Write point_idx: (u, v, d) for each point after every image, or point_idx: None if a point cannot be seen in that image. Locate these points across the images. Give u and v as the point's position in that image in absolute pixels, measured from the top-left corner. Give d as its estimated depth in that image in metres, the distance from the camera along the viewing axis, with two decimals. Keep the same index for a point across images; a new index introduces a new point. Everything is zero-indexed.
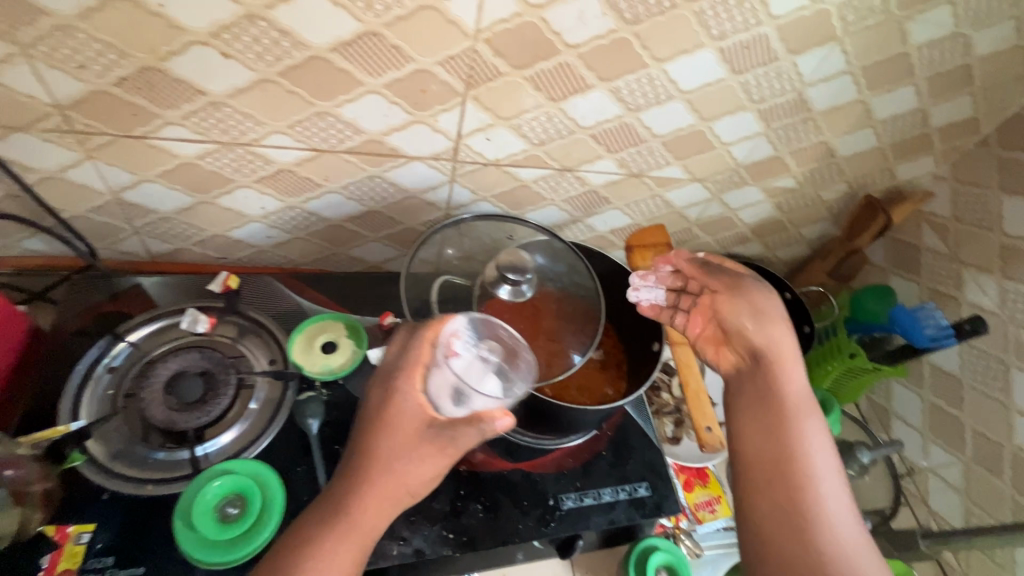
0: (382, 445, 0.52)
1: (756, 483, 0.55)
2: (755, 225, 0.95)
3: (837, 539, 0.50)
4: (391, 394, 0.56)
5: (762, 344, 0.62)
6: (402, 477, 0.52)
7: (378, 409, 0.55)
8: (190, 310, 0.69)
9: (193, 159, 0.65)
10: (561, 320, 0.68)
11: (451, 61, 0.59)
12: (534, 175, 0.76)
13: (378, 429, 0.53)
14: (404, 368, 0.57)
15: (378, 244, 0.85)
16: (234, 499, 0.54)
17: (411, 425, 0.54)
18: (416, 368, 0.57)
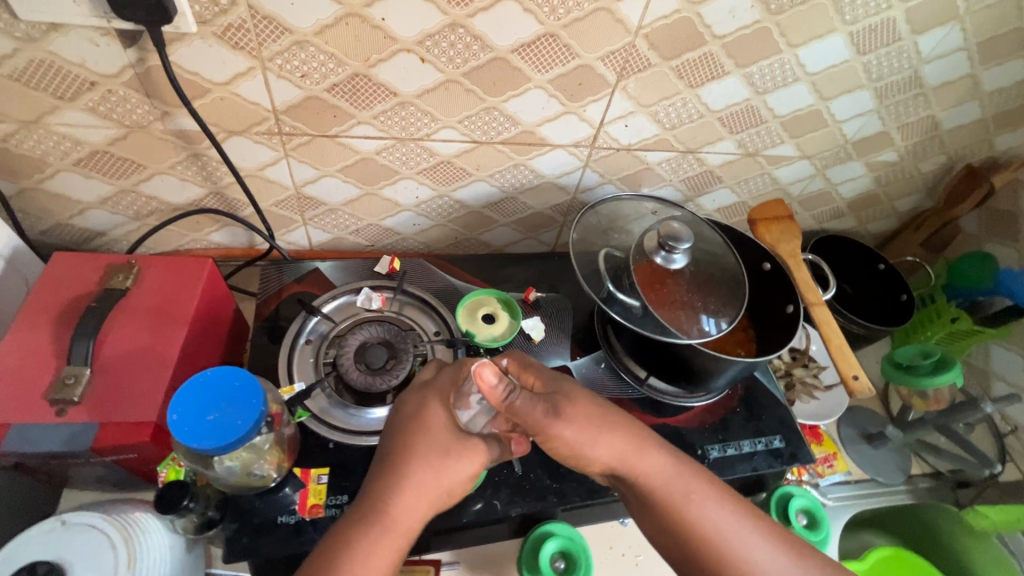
0: (415, 445, 0.55)
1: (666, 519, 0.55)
2: (852, 199, 1.00)
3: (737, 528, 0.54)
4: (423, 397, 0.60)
5: (602, 447, 0.56)
6: (441, 471, 0.54)
7: (416, 413, 0.58)
8: (365, 289, 0.78)
9: (371, 154, 0.74)
10: (705, 285, 0.71)
11: (611, 56, 0.66)
12: (660, 157, 0.83)
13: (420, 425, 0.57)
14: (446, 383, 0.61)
15: (507, 229, 0.93)
16: None
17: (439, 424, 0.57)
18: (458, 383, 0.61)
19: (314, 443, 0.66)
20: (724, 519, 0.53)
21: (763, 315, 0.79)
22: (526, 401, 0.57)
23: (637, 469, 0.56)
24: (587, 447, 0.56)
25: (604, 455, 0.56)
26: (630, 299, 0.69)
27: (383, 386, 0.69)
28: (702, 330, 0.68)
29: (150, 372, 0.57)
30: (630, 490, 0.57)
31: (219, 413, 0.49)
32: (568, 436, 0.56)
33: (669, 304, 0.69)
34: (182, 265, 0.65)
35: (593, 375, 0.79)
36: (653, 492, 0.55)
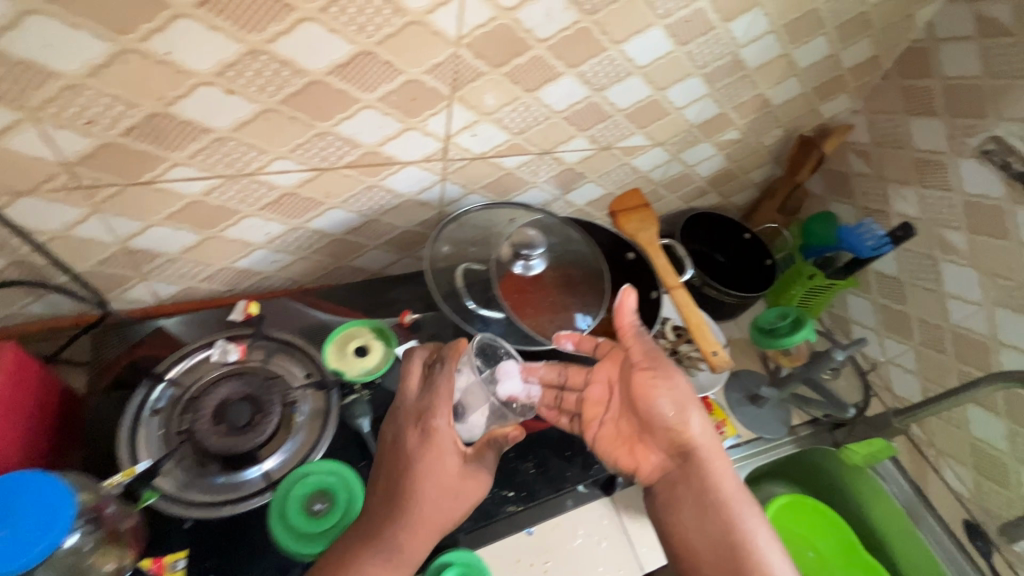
0: (405, 465, 0.59)
1: (696, 511, 0.66)
2: (710, 177, 1.06)
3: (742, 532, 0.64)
4: (425, 433, 0.59)
5: (697, 423, 0.68)
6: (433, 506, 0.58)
7: (400, 445, 0.60)
8: (220, 341, 0.72)
9: (200, 196, 0.68)
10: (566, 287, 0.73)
11: (437, 68, 0.65)
12: (516, 161, 0.83)
13: (422, 441, 0.59)
14: (429, 408, 0.60)
15: (379, 251, 0.89)
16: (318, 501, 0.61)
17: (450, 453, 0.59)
18: (442, 406, 0.60)
19: (176, 524, 0.60)
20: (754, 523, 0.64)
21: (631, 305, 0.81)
22: (640, 346, 0.68)
23: (711, 467, 0.67)
24: (676, 421, 0.67)
25: (696, 428, 0.67)
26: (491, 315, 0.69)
27: (246, 446, 0.64)
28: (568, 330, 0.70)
29: None
30: (704, 435, 0.68)
31: (12, 527, 0.44)
32: (683, 394, 0.67)
33: (537, 309, 0.70)
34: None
35: None
36: (729, 496, 0.66)
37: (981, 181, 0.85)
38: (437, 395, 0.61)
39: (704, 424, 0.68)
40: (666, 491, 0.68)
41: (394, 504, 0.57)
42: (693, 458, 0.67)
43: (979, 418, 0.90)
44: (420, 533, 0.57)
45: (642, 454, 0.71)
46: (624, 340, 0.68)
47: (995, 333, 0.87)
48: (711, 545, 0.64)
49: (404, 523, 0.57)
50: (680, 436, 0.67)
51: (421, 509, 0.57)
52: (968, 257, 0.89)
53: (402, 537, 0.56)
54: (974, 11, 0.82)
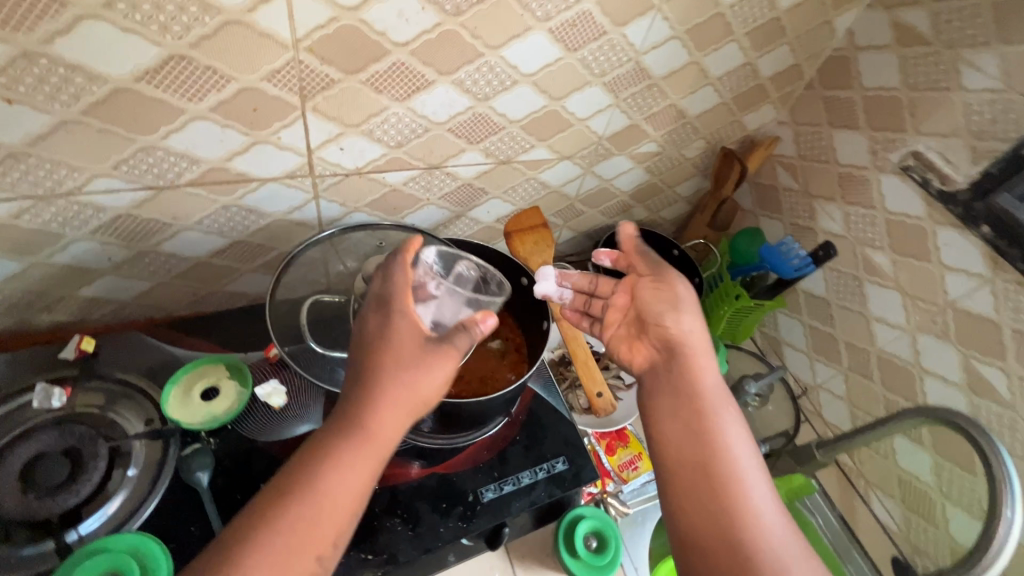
0: (380, 346, 0.53)
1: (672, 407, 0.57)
2: (633, 191, 1.00)
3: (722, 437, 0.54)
4: (387, 318, 0.54)
5: (689, 321, 0.62)
6: (414, 386, 0.51)
7: (380, 327, 0.54)
8: (40, 385, 0.63)
9: (7, 220, 0.59)
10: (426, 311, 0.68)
11: (277, 74, 0.57)
12: (401, 177, 0.75)
13: (383, 320, 0.54)
14: (398, 292, 0.55)
15: (256, 275, 0.81)
16: None
17: (411, 341, 0.53)
18: (405, 292, 0.56)
19: None
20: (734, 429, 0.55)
21: (529, 336, 0.77)
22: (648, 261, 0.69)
23: (695, 364, 0.59)
24: (669, 317, 0.62)
25: (688, 324, 0.62)
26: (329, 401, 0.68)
27: (53, 509, 0.56)
28: None
29: None
30: (694, 335, 0.61)
31: None
32: (680, 294, 0.64)
33: None
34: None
35: None
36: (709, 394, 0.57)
37: (902, 199, 0.80)
38: (393, 283, 0.56)
39: (695, 322, 0.62)
40: (650, 381, 0.61)
41: (368, 380, 0.51)
42: (681, 353, 0.60)
43: (905, 449, 0.85)
44: (392, 405, 0.50)
45: (636, 350, 0.65)
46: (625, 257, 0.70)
47: (920, 360, 0.82)
48: (681, 433, 0.55)
49: (368, 399, 0.50)
50: (670, 330, 0.62)
51: (391, 389, 0.51)
52: (892, 278, 0.84)
53: (366, 414, 0.49)
54: (891, 18, 0.76)
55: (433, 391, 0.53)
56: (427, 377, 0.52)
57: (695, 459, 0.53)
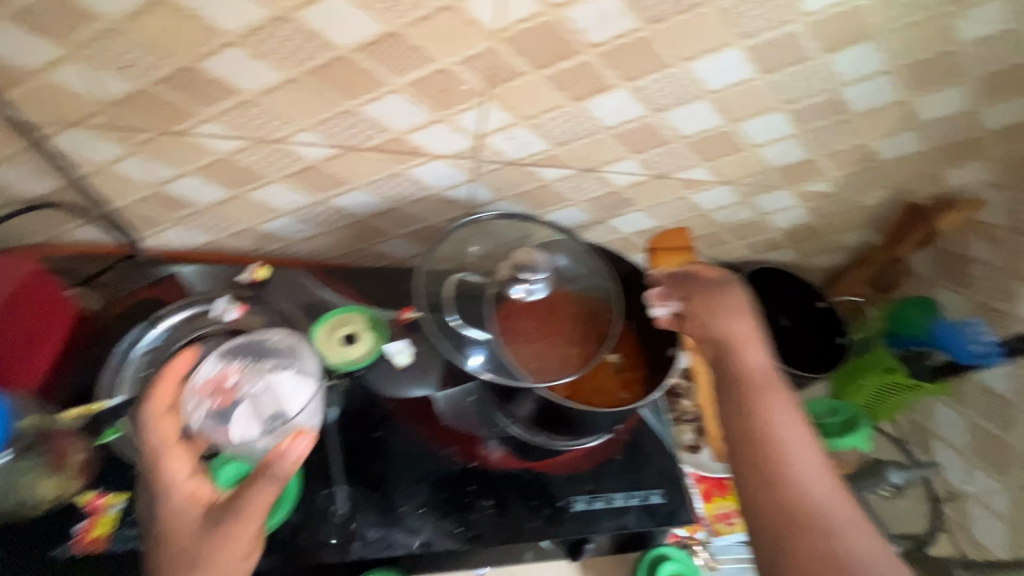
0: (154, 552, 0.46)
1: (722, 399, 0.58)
2: (788, 230, 0.92)
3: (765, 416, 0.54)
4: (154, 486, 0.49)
5: (735, 321, 0.64)
6: None
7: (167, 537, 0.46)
8: (219, 298, 0.73)
9: (227, 155, 0.68)
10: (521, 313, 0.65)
11: (472, 60, 0.60)
12: (556, 174, 0.76)
13: (162, 496, 0.49)
14: (156, 450, 0.51)
15: (402, 241, 0.87)
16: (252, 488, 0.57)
17: (184, 526, 0.46)
18: (167, 449, 0.51)
19: (122, 466, 0.60)
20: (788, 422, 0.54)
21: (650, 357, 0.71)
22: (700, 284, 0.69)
23: (733, 351, 0.62)
24: (713, 315, 0.65)
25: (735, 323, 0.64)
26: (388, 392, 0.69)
27: None
28: (553, 370, 0.62)
29: None
30: (737, 331, 0.63)
31: None
32: (727, 298, 0.67)
33: (524, 339, 0.64)
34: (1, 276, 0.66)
35: (458, 408, 0.71)
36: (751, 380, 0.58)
37: None
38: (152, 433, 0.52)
39: (736, 320, 0.64)
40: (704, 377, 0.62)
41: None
42: (722, 347, 0.63)
43: None
44: None
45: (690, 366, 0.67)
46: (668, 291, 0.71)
47: None
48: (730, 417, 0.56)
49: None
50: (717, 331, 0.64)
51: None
52: None
53: None
54: None
55: (239, 564, 0.46)
56: (183, 543, 0.45)
57: (765, 476, 0.50)
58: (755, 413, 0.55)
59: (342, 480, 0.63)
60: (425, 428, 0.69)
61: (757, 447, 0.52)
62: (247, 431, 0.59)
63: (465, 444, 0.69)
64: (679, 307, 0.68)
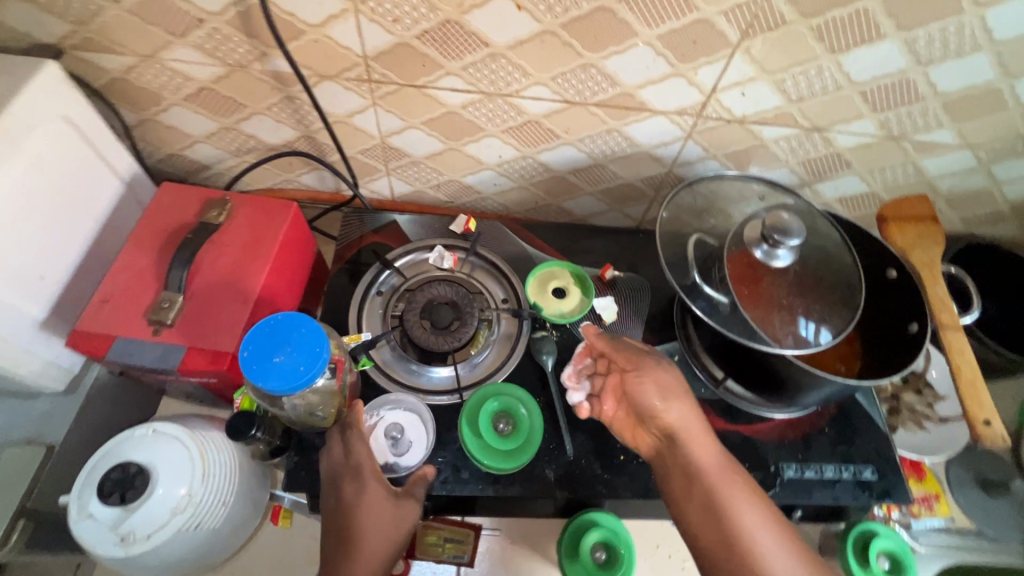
0: None
1: (703, 523, 0.53)
2: (1020, 202, 0.83)
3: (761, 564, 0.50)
4: None
5: (676, 407, 0.59)
6: None
7: None
8: (438, 247, 0.78)
9: (458, 108, 0.71)
10: (598, 402, 0.65)
11: (736, 10, 0.57)
12: (778, 133, 0.72)
13: None
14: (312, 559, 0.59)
15: (592, 198, 0.87)
16: (508, 427, 0.65)
17: None
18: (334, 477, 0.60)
19: (379, 392, 0.68)
20: (753, 518, 0.52)
21: (879, 328, 0.67)
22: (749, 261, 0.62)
23: (689, 448, 0.57)
24: (659, 404, 0.59)
25: (674, 412, 0.58)
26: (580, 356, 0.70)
27: (445, 347, 0.70)
28: (800, 339, 0.60)
29: (232, 307, 0.61)
30: (683, 420, 0.58)
31: (284, 356, 0.51)
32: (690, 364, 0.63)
33: (765, 305, 0.61)
34: (270, 221, 0.67)
35: None
36: (705, 481, 0.55)
37: None
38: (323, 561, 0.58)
39: (676, 403, 0.59)
40: (659, 468, 0.58)
41: None
42: (676, 441, 0.58)
43: None
44: None
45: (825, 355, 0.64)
46: (743, 276, 0.61)
47: None
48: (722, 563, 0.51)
49: None
50: (661, 418, 0.59)
51: None
52: None
53: None
54: None
55: None
56: None
57: None
58: (735, 533, 0.51)
59: (565, 425, 0.66)
60: None
61: (736, 559, 0.51)
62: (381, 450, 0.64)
63: None
64: (763, 286, 0.61)
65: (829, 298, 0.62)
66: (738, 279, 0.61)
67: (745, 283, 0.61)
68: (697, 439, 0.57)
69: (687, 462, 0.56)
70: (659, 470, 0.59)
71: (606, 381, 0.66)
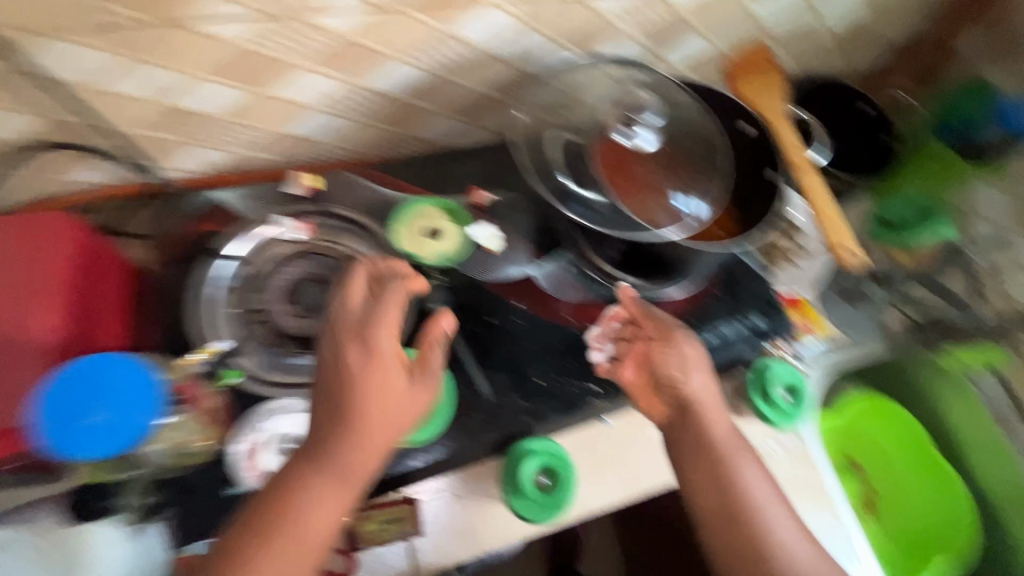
0: None
1: (712, 494, 0.56)
2: (839, 32, 0.89)
3: (761, 520, 0.55)
4: None
5: (698, 377, 0.60)
6: None
7: None
8: (286, 220, 0.66)
9: (248, 43, 0.57)
10: (618, 366, 0.63)
11: None
12: (616, 5, 0.68)
13: None
14: None
15: (445, 120, 0.78)
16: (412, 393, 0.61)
17: None
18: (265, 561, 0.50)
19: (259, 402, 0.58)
20: (759, 484, 0.57)
21: (744, 184, 0.70)
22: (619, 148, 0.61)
23: (705, 418, 0.58)
24: (680, 376, 0.59)
25: (698, 382, 0.59)
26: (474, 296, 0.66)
27: (322, 327, 0.63)
28: (673, 215, 0.59)
29: (27, 368, 0.47)
30: (704, 391, 0.59)
31: (99, 413, 0.46)
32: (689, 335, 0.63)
33: (639, 189, 0.59)
34: (40, 247, 0.51)
35: (561, 279, 0.70)
36: (716, 446, 0.57)
37: None
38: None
39: (699, 375, 0.60)
40: (670, 439, 0.59)
41: None
42: (691, 411, 0.59)
43: None
44: None
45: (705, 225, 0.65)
46: (615, 164, 0.60)
47: None
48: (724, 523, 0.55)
49: None
50: (680, 390, 0.59)
51: None
52: None
53: None
54: None
55: None
56: None
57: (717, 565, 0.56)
58: (739, 498, 0.56)
59: (476, 367, 0.64)
60: (537, 304, 0.68)
61: (733, 520, 0.55)
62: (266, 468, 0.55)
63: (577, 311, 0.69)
64: (633, 170, 0.60)
65: (697, 167, 0.61)
66: (609, 167, 0.60)
67: (617, 172, 0.59)
68: (704, 399, 0.59)
69: (695, 420, 0.58)
70: (667, 439, 0.59)
71: (630, 347, 0.63)
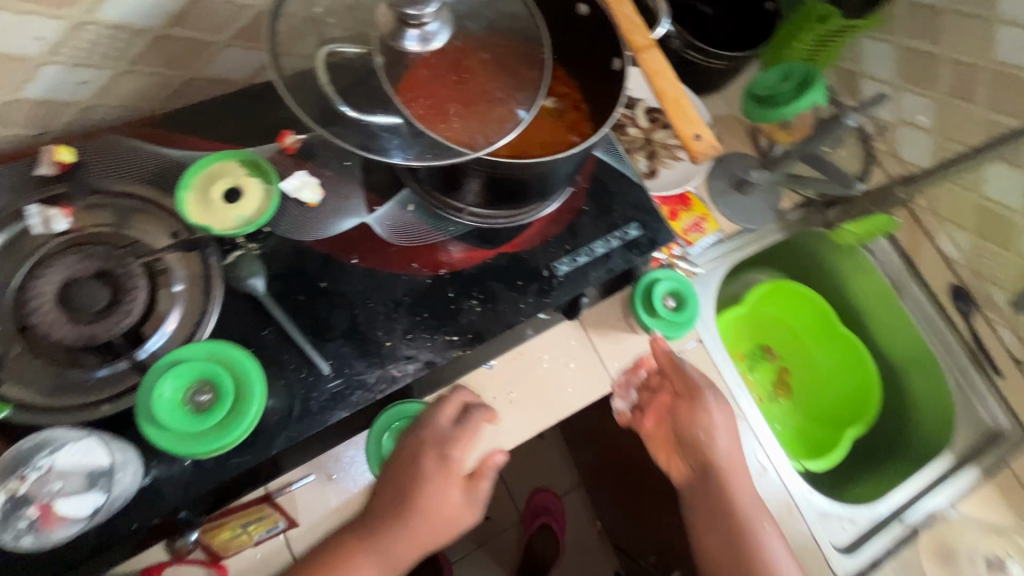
0: None
1: (718, 513, 0.66)
2: None
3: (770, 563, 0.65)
4: None
5: (724, 436, 0.67)
6: None
7: None
8: (33, 207, 0.54)
9: None
10: (639, 415, 0.70)
11: None
12: None
13: None
14: None
15: (236, 49, 0.64)
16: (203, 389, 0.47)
17: None
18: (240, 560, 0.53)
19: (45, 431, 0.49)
20: (778, 549, 0.66)
21: (590, 84, 0.61)
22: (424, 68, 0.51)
23: (728, 480, 0.67)
24: (705, 436, 0.67)
25: (722, 449, 0.67)
26: (299, 262, 0.57)
27: (109, 332, 0.51)
28: (489, 131, 0.51)
29: None
30: (728, 456, 0.67)
31: None
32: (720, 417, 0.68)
33: (446, 112, 0.51)
34: None
35: (403, 223, 0.61)
36: (740, 512, 0.66)
37: None
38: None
39: (728, 440, 0.68)
40: (690, 496, 0.69)
41: None
42: (714, 474, 0.67)
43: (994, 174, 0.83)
44: None
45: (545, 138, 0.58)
46: (420, 86, 0.51)
47: None
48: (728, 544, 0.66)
49: None
50: (706, 455, 0.67)
51: None
52: None
53: None
54: None
55: None
56: None
57: None
58: (755, 554, 0.65)
59: (307, 342, 0.55)
60: (374, 257, 0.59)
61: None
62: (64, 512, 0.44)
63: (423, 256, 0.60)
64: (442, 88, 0.51)
65: (520, 72, 0.53)
66: (414, 89, 0.51)
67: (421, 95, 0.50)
68: (729, 482, 0.67)
69: (715, 499, 0.67)
70: (687, 494, 0.69)
71: (655, 397, 0.70)
